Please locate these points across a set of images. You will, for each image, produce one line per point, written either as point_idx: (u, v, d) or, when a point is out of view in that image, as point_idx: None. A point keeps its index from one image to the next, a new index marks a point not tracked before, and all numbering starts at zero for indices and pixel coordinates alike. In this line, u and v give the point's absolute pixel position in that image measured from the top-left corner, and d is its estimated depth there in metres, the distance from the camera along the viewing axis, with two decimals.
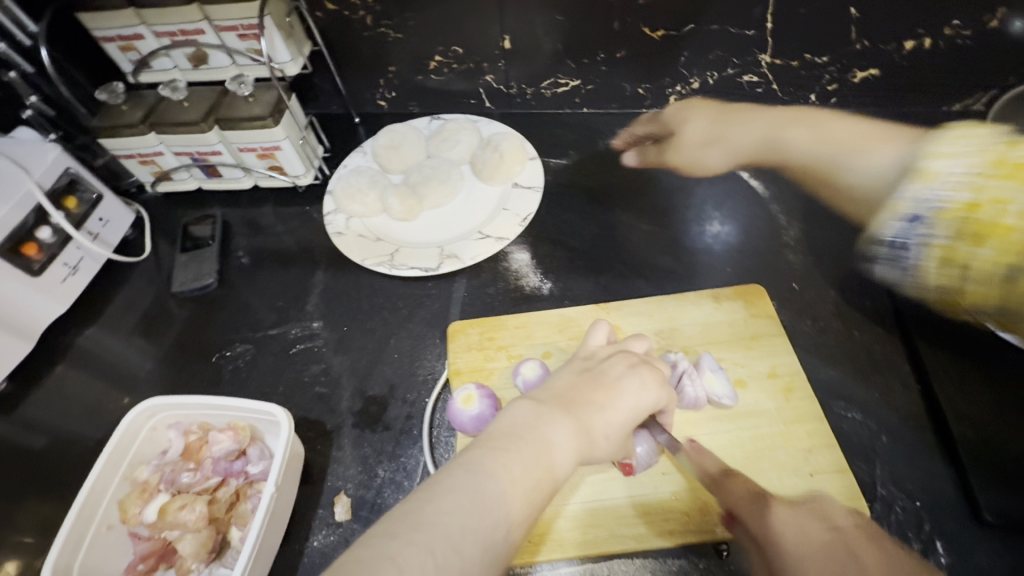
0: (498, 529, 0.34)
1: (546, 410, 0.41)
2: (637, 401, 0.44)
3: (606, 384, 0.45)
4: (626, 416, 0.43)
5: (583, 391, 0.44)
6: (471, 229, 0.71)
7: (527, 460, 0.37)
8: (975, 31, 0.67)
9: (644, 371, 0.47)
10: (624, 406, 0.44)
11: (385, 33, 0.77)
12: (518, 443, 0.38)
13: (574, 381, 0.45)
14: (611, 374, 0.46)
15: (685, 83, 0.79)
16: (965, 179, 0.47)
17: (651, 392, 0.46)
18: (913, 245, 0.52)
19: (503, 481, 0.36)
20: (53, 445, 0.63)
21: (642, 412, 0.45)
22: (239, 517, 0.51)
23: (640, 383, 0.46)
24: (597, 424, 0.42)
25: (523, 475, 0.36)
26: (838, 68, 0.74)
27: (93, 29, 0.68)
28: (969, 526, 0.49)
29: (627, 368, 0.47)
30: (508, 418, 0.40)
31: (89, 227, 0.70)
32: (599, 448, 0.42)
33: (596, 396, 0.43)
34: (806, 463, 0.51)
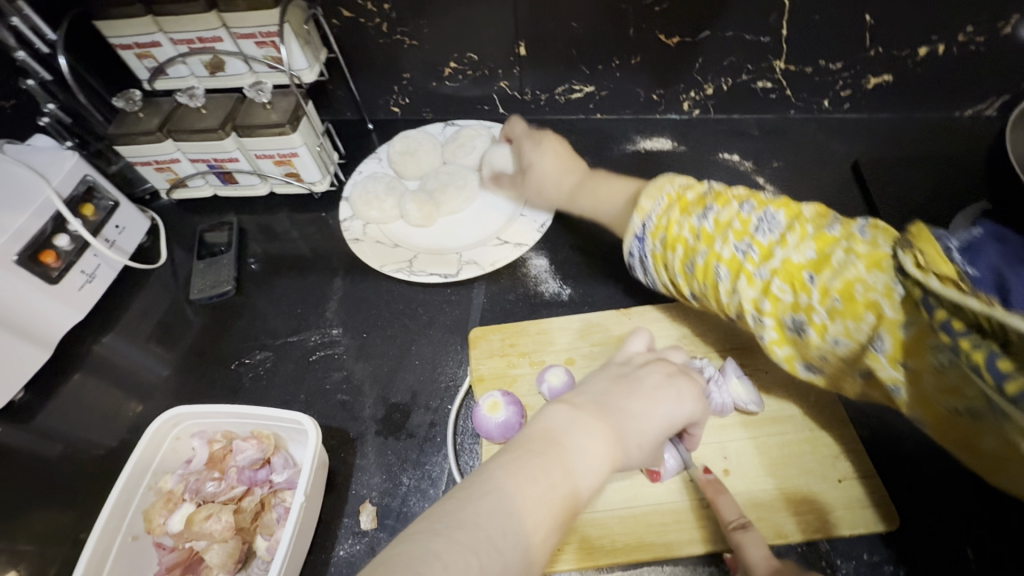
0: (535, 532, 0.34)
1: (580, 415, 0.40)
2: (672, 411, 0.43)
3: (643, 392, 0.43)
4: (660, 426, 0.42)
5: (618, 398, 0.42)
6: (489, 235, 0.71)
7: (563, 464, 0.36)
8: (988, 37, 0.67)
9: (683, 382, 0.45)
10: (659, 415, 0.42)
11: (401, 40, 0.78)
12: (556, 447, 0.37)
13: (609, 387, 0.44)
14: (647, 383, 0.44)
15: (699, 89, 0.79)
16: (664, 209, 0.50)
17: (687, 403, 0.44)
18: (644, 266, 0.53)
19: (544, 483, 0.35)
20: (70, 454, 0.62)
21: (676, 423, 0.43)
22: (264, 527, 0.50)
23: (677, 393, 0.44)
24: (631, 431, 0.40)
25: (557, 480, 0.35)
26: (852, 74, 0.75)
27: (111, 36, 0.69)
28: (1000, 532, 0.48)
29: (665, 378, 0.45)
30: (542, 421, 0.39)
31: (106, 234, 0.70)
32: (631, 456, 0.40)
33: (630, 404, 0.42)
34: (835, 469, 0.52)
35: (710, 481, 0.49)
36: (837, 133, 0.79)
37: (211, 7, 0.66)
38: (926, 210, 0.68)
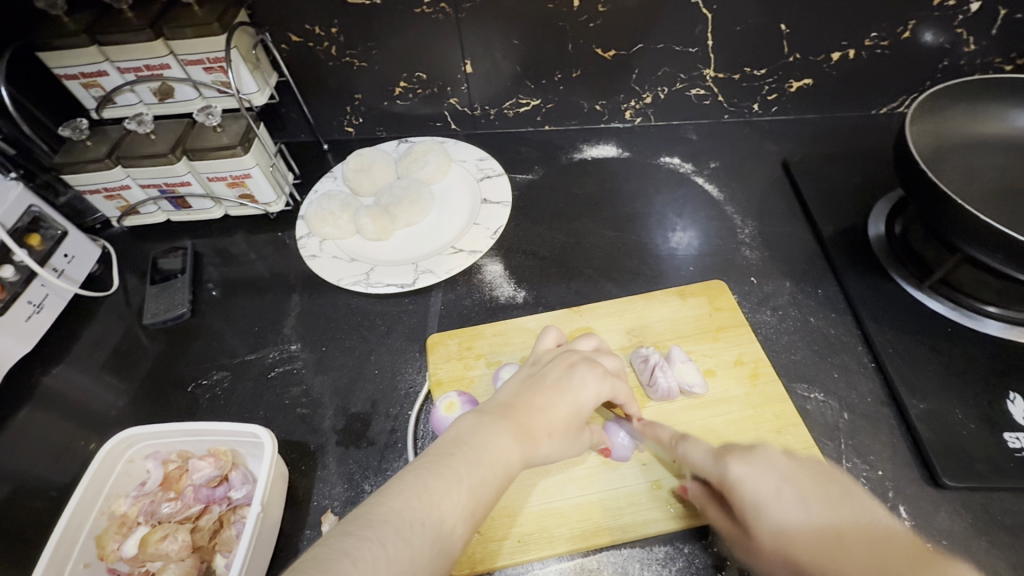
0: (446, 521, 0.34)
1: (487, 418, 0.41)
2: (576, 397, 0.45)
3: (549, 386, 0.45)
4: (566, 413, 0.44)
5: (525, 396, 0.44)
6: (444, 244, 0.73)
7: (470, 460, 0.38)
8: (891, 42, 0.74)
9: (584, 367, 0.47)
10: (563, 403, 0.44)
11: (350, 62, 0.80)
12: (461, 448, 0.38)
13: (517, 389, 0.45)
14: (552, 375, 0.46)
15: (638, 98, 0.84)
16: None
17: (591, 386, 0.46)
18: None
19: (450, 479, 0.36)
20: (19, 492, 0.60)
21: (583, 407, 0.45)
22: (223, 544, 0.50)
23: (579, 380, 0.46)
24: (536, 424, 0.42)
25: (465, 477, 0.37)
26: (776, 79, 0.80)
27: (55, 67, 0.68)
28: (928, 490, 0.52)
29: (567, 367, 0.47)
30: (450, 430, 0.41)
31: (55, 264, 0.69)
32: (542, 447, 0.42)
33: (536, 399, 0.44)
34: (776, 443, 0.54)
35: (644, 423, 0.52)
36: (768, 134, 0.85)
37: (158, 35, 0.67)
38: (851, 199, 0.73)
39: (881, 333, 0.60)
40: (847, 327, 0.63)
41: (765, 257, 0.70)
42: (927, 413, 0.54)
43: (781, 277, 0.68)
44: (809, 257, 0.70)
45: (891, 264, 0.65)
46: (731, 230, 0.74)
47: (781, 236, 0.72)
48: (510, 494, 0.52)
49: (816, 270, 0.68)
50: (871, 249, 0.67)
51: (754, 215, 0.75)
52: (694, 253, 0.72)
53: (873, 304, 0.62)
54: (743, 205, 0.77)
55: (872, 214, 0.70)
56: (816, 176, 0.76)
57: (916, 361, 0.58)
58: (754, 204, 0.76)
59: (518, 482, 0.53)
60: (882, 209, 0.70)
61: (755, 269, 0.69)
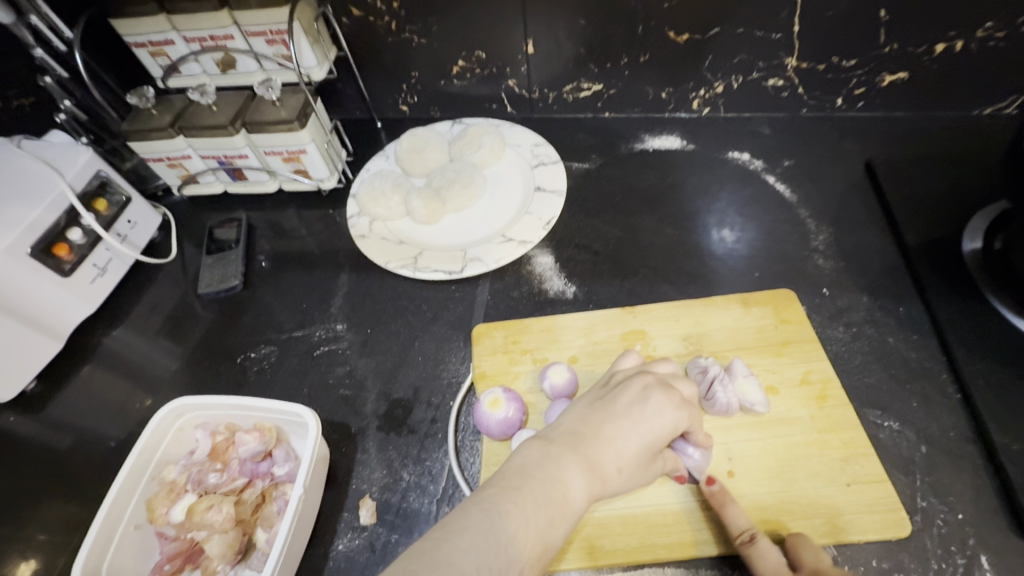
0: (510, 566, 0.33)
1: (556, 451, 0.39)
2: (648, 428, 0.41)
3: (621, 413, 0.42)
4: (638, 446, 0.41)
5: (594, 424, 0.41)
6: (494, 233, 0.71)
7: (538, 497, 0.36)
8: (1009, 33, 0.65)
9: (659, 392, 0.43)
10: (635, 434, 0.41)
11: (409, 38, 0.78)
12: (528, 483, 0.37)
13: (584, 415, 0.42)
14: (622, 400, 0.43)
15: (708, 87, 0.78)
16: None
17: (667, 415, 0.42)
18: None
19: (517, 518, 0.35)
20: (80, 447, 0.63)
21: (657, 439, 0.41)
22: (265, 519, 0.51)
23: (654, 409, 0.42)
24: (606, 459, 0.40)
25: (532, 514, 0.36)
26: (867, 72, 0.73)
27: (126, 35, 0.69)
28: (1017, 541, 0.46)
29: (640, 393, 0.43)
30: (517, 459, 0.39)
31: (118, 229, 0.71)
32: (611, 483, 0.40)
33: (605, 429, 0.41)
34: (843, 473, 0.49)
35: (718, 493, 0.47)
36: (851, 132, 0.78)
37: (223, 5, 0.66)
38: (945, 208, 0.66)
39: (972, 362, 0.54)
40: (931, 352, 0.57)
41: (840, 268, 0.65)
42: (1022, 457, 0.49)
43: (857, 290, 0.63)
44: (889, 271, 0.64)
45: (989, 284, 0.58)
46: (802, 234, 0.69)
47: (859, 245, 0.66)
48: None
49: (898, 286, 0.62)
50: (964, 268, 0.61)
51: (830, 221, 0.69)
52: (760, 257, 0.67)
53: (964, 329, 0.56)
54: (818, 209, 0.71)
55: (967, 228, 0.63)
56: (904, 181, 0.69)
57: (1013, 397, 0.52)
58: (831, 209, 0.70)
59: None
60: (980, 223, 0.63)
61: (828, 280, 0.64)
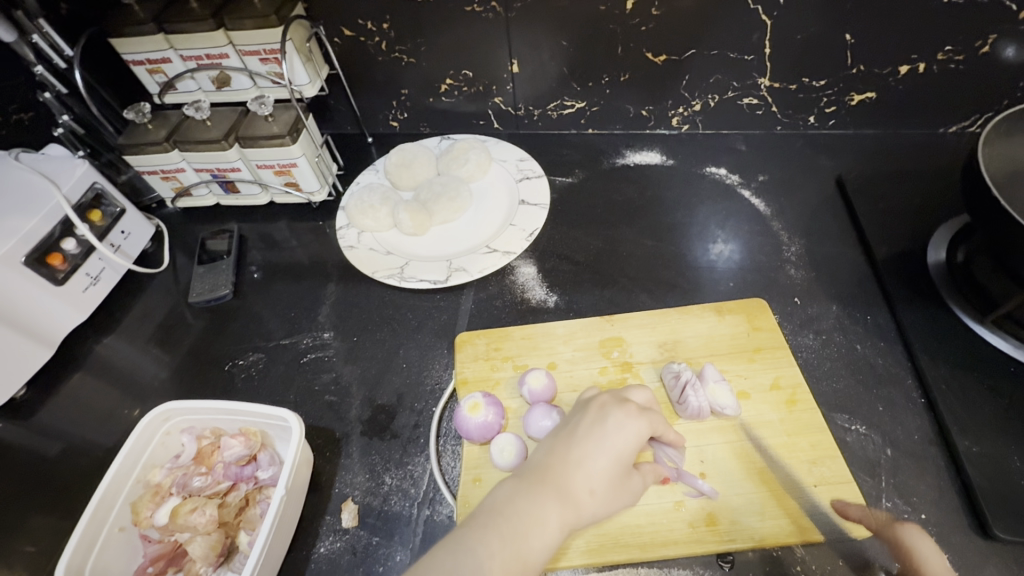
0: None
1: (525, 487, 0.41)
2: (612, 446, 0.43)
3: (582, 436, 0.43)
4: (606, 466, 0.42)
5: (561, 452, 0.43)
6: (479, 243, 0.73)
7: (506, 532, 0.38)
8: (968, 56, 0.69)
9: (617, 408, 0.44)
10: (599, 454, 0.42)
11: (399, 58, 0.81)
12: (500, 520, 0.39)
13: (549, 446, 0.44)
14: (583, 424, 0.44)
15: (686, 105, 0.82)
16: None
17: (628, 429, 0.43)
18: None
19: (485, 554, 0.37)
20: (67, 453, 0.64)
21: (623, 453, 0.43)
22: (248, 522, 0.52)
23: (613, 426, 0.43)
24: (575, 484, 0.41)
25: (502, 550, 0.38)
26: (836, 91, 0.76)
27: (124, 53, 0.72)
28: (976, 540, 0.48)
29: (598, 412, 0.45)
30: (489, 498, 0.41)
31: (112, 239, 0.73)
32: (586, 508, 0.41)
33: (571, 455, 0.42)
34: (810, 475, 0.51)
35: None
36: (823, 148, 0.81)
37: (219, 25, 0.69)
38: (911, 221, 0.69)
39: (935, 367, 0.56)
40: (897, 359, 0.59)
41: (811, 277, 0.67)
42: (981, 458, 0.50)
43: (827, 299, 0.65)
44: (858, 280, 0.66)
45: (950, 293, 0.61)
46: (776, 246, 0.71)
47: (830, 256, 0.69)
48: None
49: (866, 295, 0.65)
50: (928, 278, 0.63)
51: (802, 232, 0.72)
52: (735, 267, 0.70)
53: (929, 336, 0.59)
54: (791, 221, 0.73)
55: (932, 240, 0.65)
56: (873, 195, 0.72)
57: (973, 400, 0.54)
58: (804, 221, 0.73)
59: None
60: (943, 235, 0.65)
61: (799, 290, 0.66)
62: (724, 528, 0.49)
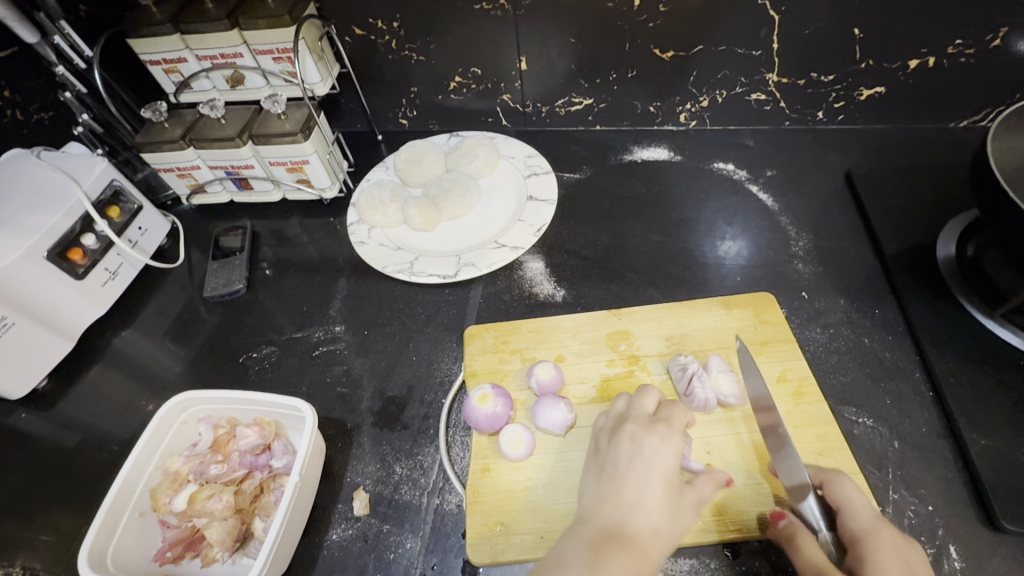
0: None
1: (591, 541, 0.41)
2: (657, 472, 0.44)
3: (625, 471, 0.44)
4: (658, 492, 0.43)
5: (612, 494, 0.44)
6: (487, 239, 0.74)
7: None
8: (978, 50, 0.68)
9: (647, 434, 0.46)
10: (648, 483, 0.44)
11: (409, 56, 0.82)
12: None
13: (598, 492, 0.45)
14: (621, 459, 0.45)
15: (694, 101, 0.82)
16: None
17: (664, 451, 0.45)
18: None
19: None
20: (87, 443, 0.65)
21: (668, 476, 0.44)
22: (263, 509, 0.53)
23: (650, 453, 0.45)
24: (636, 523, 0.42)
25: None
26: (845, 86, 0.76)
27: (141, 52, 0.74)
28: (984, 532, 0.48)
29: (631, 441, 0.46)
30: (559, 559, 0.41)
31: (130, 235, 0.74)
32: (657, 541, 0.42)
33: (622, 493, 0.43)
34: (817, 466, 0.51)
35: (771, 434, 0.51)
36: (832, 143, 0.81)
37: (234, 25, 0.70)
38: (920, 215, 0.68)
39: (943, 360, 0.56)
40: (905, 352, 0.59)
41: (819, 272, 0.67)
42: (989, 451, 0.50)
43: (835, 293, 0.65)
44: (866, 275, 0.66)
45: (959, 287, 0.60)
46: (784, 241, 0.71)
47: (838, 250, 0.69)
48: (538, 491, 0.53)
49: (874, 289, 0.65)
50: (937, 272, 0.63)
51: (810, 227, 0.72)
52: (743, 263, 0.70)
53: (937, 329, 0.59)
54: (799, 216, 0.74)
55: (942, 234, 0.65)
56: (882, 189, 0.72)
57: (982, 393, 0.54)
58: (812, 216, 0.73)
59: (553, 481, 0.53)
60: (953, 230, 0.65)
61: (807, 284, 0.66)
62: (732, 518, 0.50)
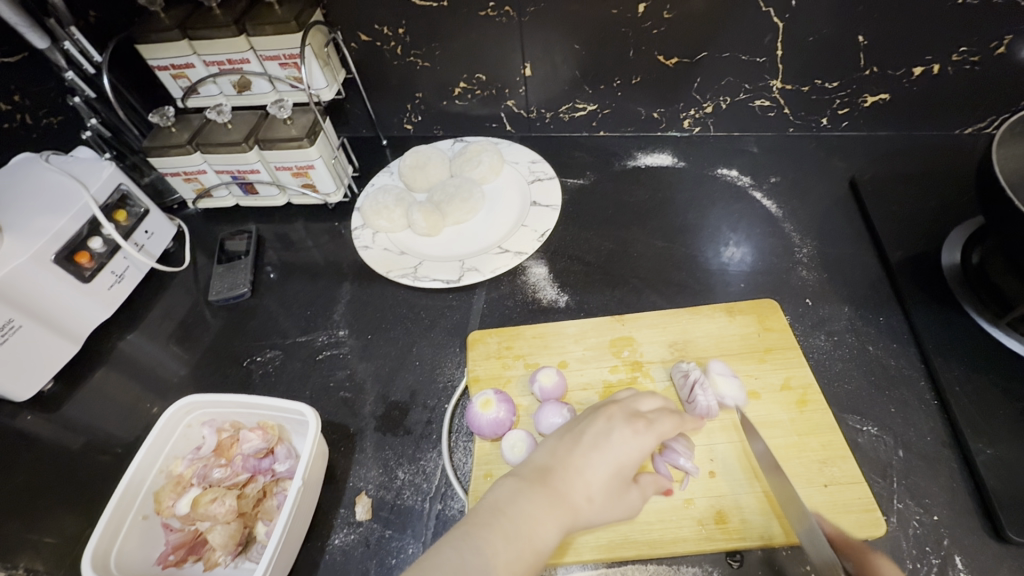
0: None
1: (523, 487, 0.42)
2: (616, 457, 0.43)
3: (587, 445, 0.44)
4: (607, 476, 0.43)
5: (563, 456, 0.44)
6: (490, 244, 0.75)
7: (508, 532, 0.39)
8: (983, 57, 0.68)
9: (623, 423, 0.45)
10: (603, 463, 0.43)
11: (414, 62, 0.83)
12: (500, 519, 0.40)
13: (554, 449, 0.45)
14: (588, 434, 0.45)
15: (698, 108, 0.82)
16: None
17: (633, 442, 0.44)
18: None
19: (484, 552, 0.38)
20: (92, 446, 0.66)
21: (625, 466, 0.43)
22: (266, 513, 0.54)
23: (618, 438, 0.44)
24: (575, 491, 0.42)
25: (501, 549, 0.38)
26: (850, 93, 0.76)
27: (150, 58, 0.74)
28: (990, 543, 0.48)
29: (605, 422, 0.45)
30: (490, 495, 0.42)
31: (136, 239, 0.75)
32: (583, 514, 0.42)
33: (573, 460, 0.43)
34: (821, 474, 0.51)
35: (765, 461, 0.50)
36: (836, 150, 0.81)
37: (241, 32, 0.71)
38: (926, 222, 0.68)
39: (948, 369, 0.56)
40: (910, 360, 0.59)
41: (824, 280, 0.67)
42: (995, 461, 0.50)
43: (839, 301, 0.65)
44: (871, 283, 0.66)
45: (965, 295, 0.60)
46: (787, 247, 0.71)
47: (842, 257, 0.69)
48: None
49: (879, 297, 0.65)
50: (942, 280, 0.63)
51: (814, 234, 0.72)
52: (747, 269, 0.70)
53: (942, 337, 0.58)
54: (803, 223, 0.73)
55: (947, 242, 0.65)
56: (886, 196, 0.72)
57: (988, 402, 0.53)
58: (816, 223, 0.73)
59: None
60: (958, 238, 0.65)
61: (811, 291, 0.66)
62: (735, 525, 0.50)
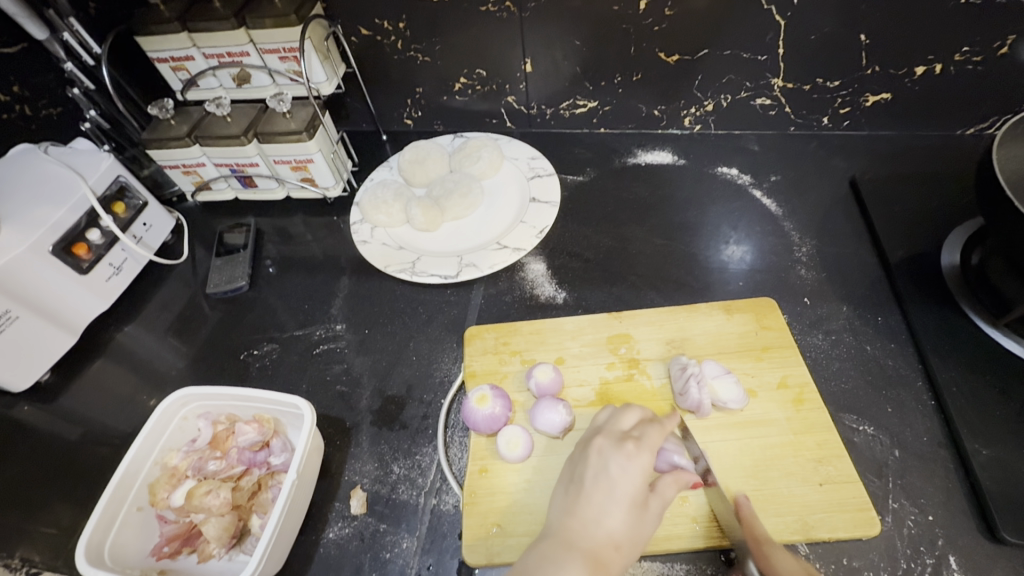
0: None
1: (550, 551, 0.42)
2: (622, 490, 0.45)
3: (592, 486, 0.45)
4: (619, 509, 0.44)
5: (575, 510, 0.44)
6: (489, 240, 0.74)
7: None
8: (986, 57, 0.68)
9: (615, 451, 0.47)
10: (613, 500, 0.44)
11: (414, 56, 0.82)
12: None
13: (565, 505, 0.45)
14: (589, 475, 0.46)
15: (699, 106, 0.82)
16: None
17: (631, 469, 0.46)
18: None
19: None
20: (88, 437, 0.66)
21: (633, 494, 0.45)
22: (261, 505, 0.54)
23: (616, 470, 0.46)
24: (598, 538, 0.43)
25: None
26: (851, 92, 0.76)
27: (150, 50, 0.74)
28: (985, 543, 0.48)
29: (599, 457, 0.47)
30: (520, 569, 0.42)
31: (134, 231, 0.75)
32: (616, 555, 0.42)
33: (585, 512, 0.44)
34: (816, 473, 0.51)
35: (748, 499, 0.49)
36: (837, 149, 0.81)
37: (240, 24, 0.71)
38: (926, 222, 0.68)
39: (946, 369, 0.56)
40: (907, 360, 0.59)
41: (822, 279, 0.67)
42: (991, 461, 0.50)
43: (837, 300, 0.65)
44: (869, 283, 0.66)
45: (964, 296, 0.60)
46: (786, 246, 0.71)
47: (841, 256, 0.69)
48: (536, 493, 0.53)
49: (877, 296, 0.64)
50: (941, 281, 0.62)
51: (813, 233, 0.72)
52: (746, 268, 0.69)
53: (940, 338, 0.58)
54: (803, 222, 0.73)
55: (947, 242, 0.64)
56: (887, 196, 0.71)
57: (984, 403, 0.53)
58: (815, 222, 0.73)
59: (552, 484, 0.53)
60: (958, 238, 0.64)
61: (809, 290, 0.66)
62: None
